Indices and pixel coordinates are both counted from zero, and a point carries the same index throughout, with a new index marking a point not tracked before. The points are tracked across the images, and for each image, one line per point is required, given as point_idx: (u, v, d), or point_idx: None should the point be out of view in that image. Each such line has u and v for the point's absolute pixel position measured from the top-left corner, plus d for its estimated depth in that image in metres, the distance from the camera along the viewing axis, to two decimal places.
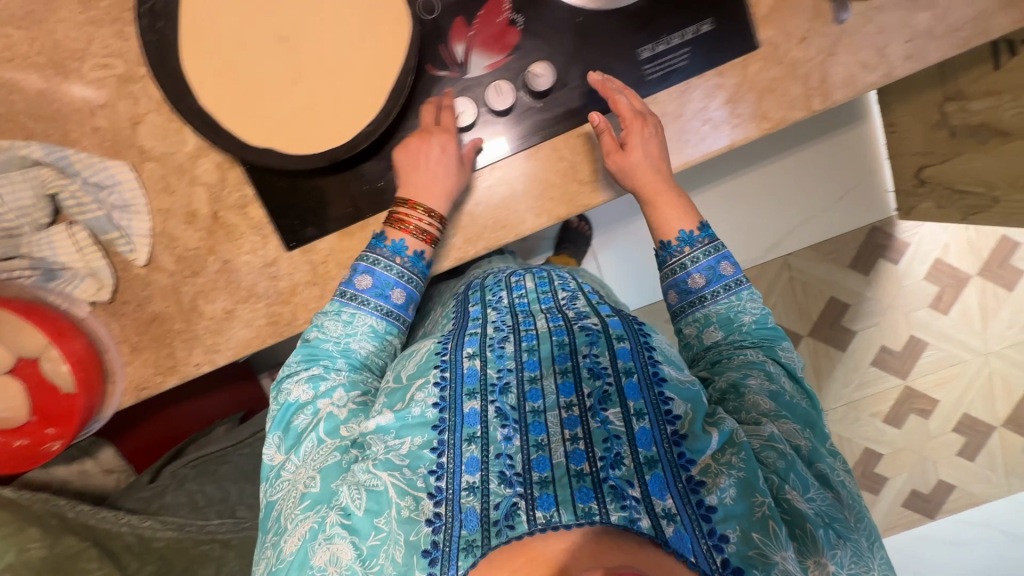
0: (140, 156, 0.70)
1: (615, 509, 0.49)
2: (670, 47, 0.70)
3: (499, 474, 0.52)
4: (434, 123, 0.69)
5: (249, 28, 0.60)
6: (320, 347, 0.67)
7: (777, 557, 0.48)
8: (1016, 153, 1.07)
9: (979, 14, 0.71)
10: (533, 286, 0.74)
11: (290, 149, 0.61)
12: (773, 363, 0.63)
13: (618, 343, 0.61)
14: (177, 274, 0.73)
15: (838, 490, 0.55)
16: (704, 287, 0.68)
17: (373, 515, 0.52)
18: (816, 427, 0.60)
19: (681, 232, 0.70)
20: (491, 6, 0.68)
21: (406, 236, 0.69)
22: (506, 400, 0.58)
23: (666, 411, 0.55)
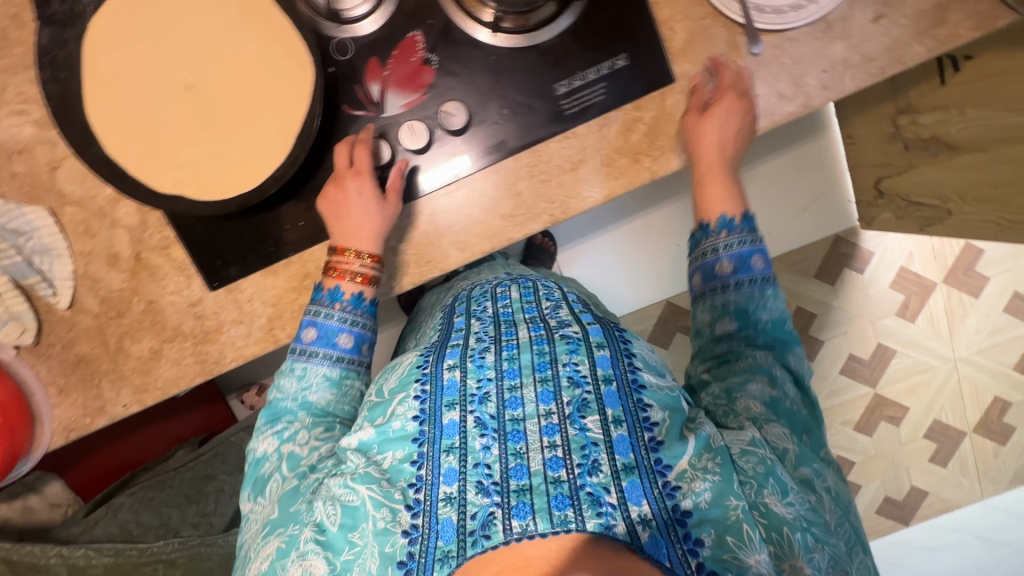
0: (60, 201, 0.70)
1: (591, 516, 0.50)
2: (585, 83, 0.70)
3: (477, 483, 0.52)
4: (348, 165, 0.69)
5: (153, 78, 0.61)
6: (279, 406, 0.68)
7: (751, 560, 0.49)
8: (971, 165, 1.08)
9: (894, 43, 0.72)
10: (519, 295, 0.71)
11: (200, 195, 0.61)
12: (779, 367, 0.65)
13: (598, 350, 0.60)
14: (102, 315, 0.73)
15: (821, 494, 0.57)
16: (731, 273, 0.68)
17: (348, 530, 0.53)
18: (811, 434, 0.63)
19: (720, 217, 0.70)
20: (405, 46, 0.68)
21: (340, 281, 0.69)
22: (485, 409, 0.57)
23: (644, 417, 0.56)
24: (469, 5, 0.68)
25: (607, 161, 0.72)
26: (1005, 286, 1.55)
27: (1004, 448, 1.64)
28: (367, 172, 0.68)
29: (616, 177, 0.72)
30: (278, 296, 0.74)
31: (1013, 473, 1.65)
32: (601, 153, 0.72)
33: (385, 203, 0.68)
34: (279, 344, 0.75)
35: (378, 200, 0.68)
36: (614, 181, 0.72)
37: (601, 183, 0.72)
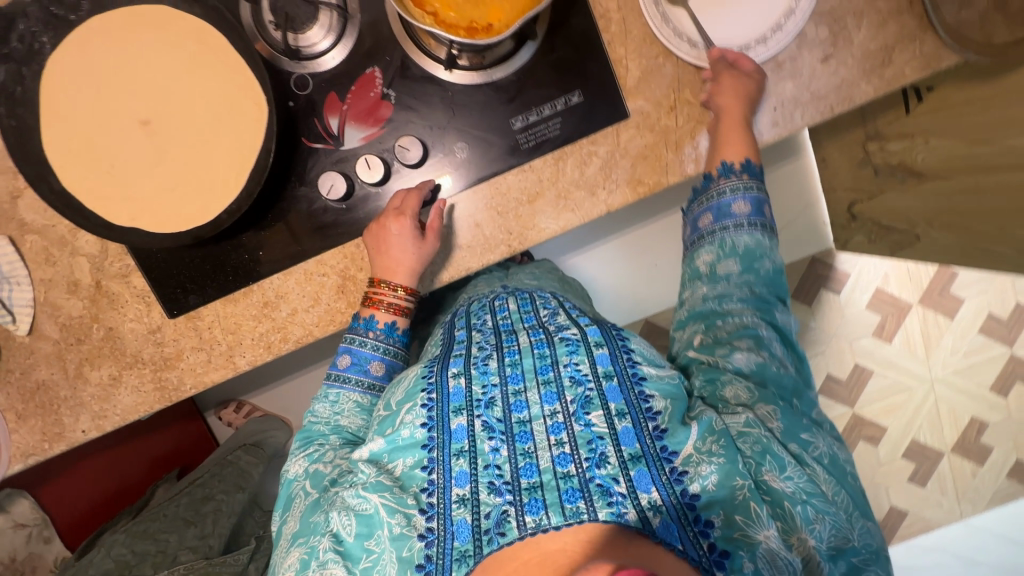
0: (20, 229, 0.71)
1: (603, 506, 0.49)
2: (541, 118, 0.72)
3: (488, 484, 0.52)
4: (396, 208, 0.70)
5: (110, 112, 0.63)
6: (312, 429, 0.68)
7: (760, 536, 0.49)
8: (934, 193, 1.08)
9: (843, 82, 0.74)
10: (515, 307, 0.69)
11: (156, 229, 0.62)
12: (767, 327, 0.63)
13: (597, 349, 0.59)
14: (61, 342, 0.74)
15: (815, 466, 0.55)
16: (746, 214, 0.67)
17: (365, 538, 0.52)
18: (801, 397, 0.61)
19: (745, 159, 0.69)
20: (363, 81, 0.70)
21: (375, 312, 0.72)
22: (492, 413, 0.56)
23: (646, 408, 0.54)
24: (424, 42, 0.68)
25: (564, 193, 0.73)
26: (980, 307, 1.56)
27: (981, 468, 1.64)
28: (409, 213, 0.69)
29: (573, 209, 0.74)
30: (238, 323, 0.75)
31: (990, 493, 1.65)
32: (558, 185, 0.73)
33: (424, 240, 0.70)
34: (239, 370, 0.76)
35: (416, 239, 0.69)
36: (571, 213, 0.74)
37: (558, 215, 0.74)
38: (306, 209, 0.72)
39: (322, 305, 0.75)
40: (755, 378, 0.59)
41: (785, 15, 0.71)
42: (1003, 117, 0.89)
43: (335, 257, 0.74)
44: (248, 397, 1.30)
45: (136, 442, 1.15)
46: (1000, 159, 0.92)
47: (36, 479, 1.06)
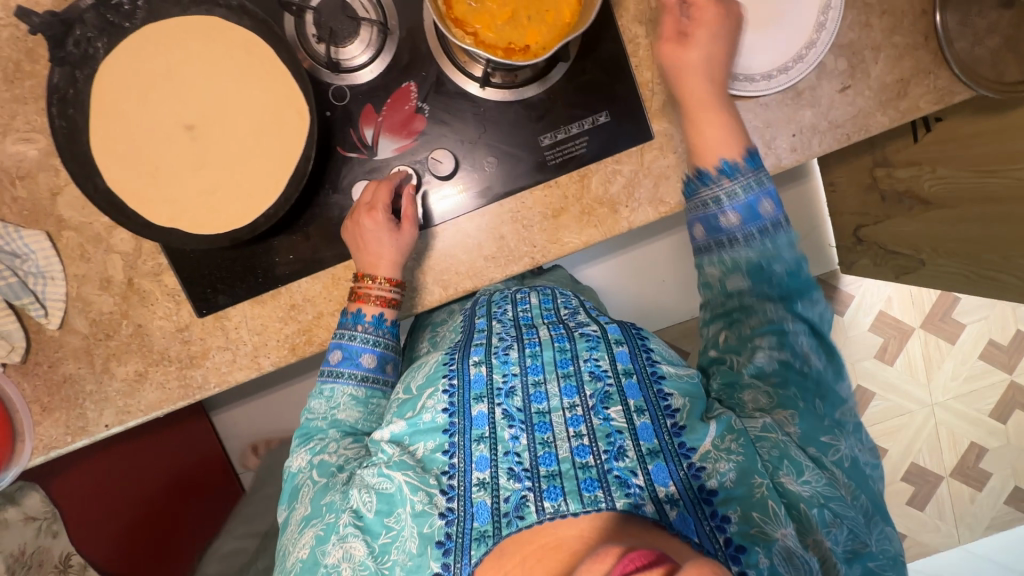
0: (58, 225, 0.73)
1: (620, 496, 0.51)
2: (569, 136, 0.75)
3: (508, 469, 0.53)
4: (369, 202, 0.71)
5: (156, 115, 0.65)
6: (310, 425, 0.70)
7: (777, 534, 0.49)
8: (941, 220, 1.11)
9: (860, 112, 0.77)
10: (537, 302, 0.73)
11: (195, 230, 0.64)
12: (793, 320, 0.62)
13: (618, 347, 0.61)
14: (90, 337, 0.75)
15: (833, 470, 0.56)
16: (738, 226, 0.64)
17: (384, 516, 0.54)
18: (827, 395, 0.60)
19: (720, 162, 0.66)
20: (399, 95, 0.72)
21: (362, 306, 0.72)
22: (513, 402, 0.57)
23: (665, 406, 0.56)
24: (460, 59, 0.71)
25: (587, 209, 0.76)
26: (981, 333, 1.59)
27: (979, 493, 1.65)
28: (382, 207, 0.70)
29: (595, 225, 0.76)
30: (264, 325, 0.76)
31: (988, 519, 1.66)
32: (582, 202, 0.76)
33: (401, 233, 0.71)
34: (262, 371, 0.77)
35: (391, 231, 0.70)
36: (593, 229, 0.76)
37: (581, 230, 0.76)
38: (336, 216, 0.74)
39: None
40: (776, 379, 0.60)
41: (807, 47, 0.74)
42: (1010, 151, 0.92)
43: None
44: (259, 396, 1.32)
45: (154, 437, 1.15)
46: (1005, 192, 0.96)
47: (48, 472, 1.00)
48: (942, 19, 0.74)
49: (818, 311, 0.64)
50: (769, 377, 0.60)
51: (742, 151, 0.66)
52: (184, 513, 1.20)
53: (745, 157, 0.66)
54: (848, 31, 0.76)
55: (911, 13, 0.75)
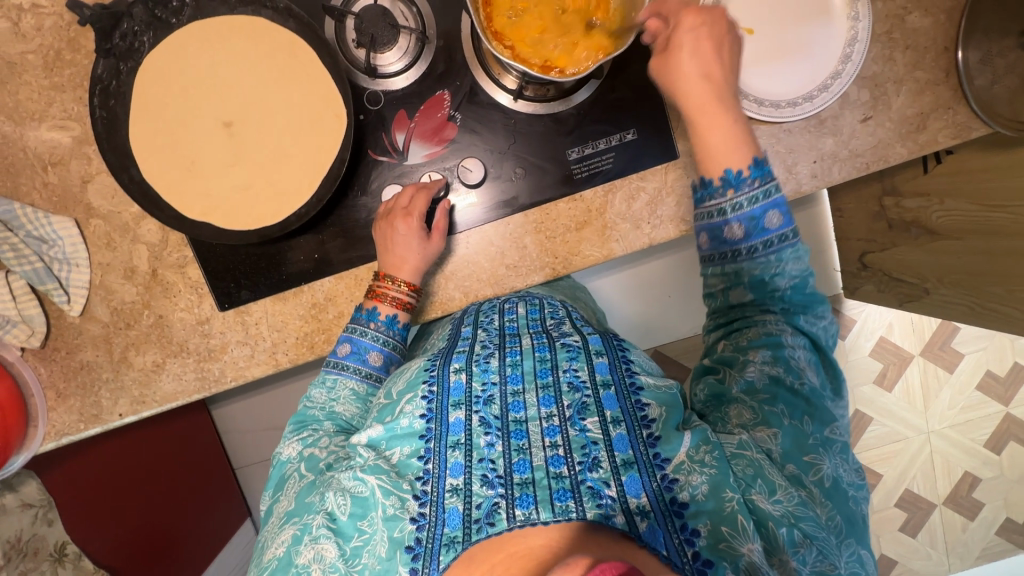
0: (87, 213, 0.73)
1: (591, 506, 0.51)
2: (596, 151, 0.76)
3: (481, 476, 0.54)
4: (405, 206, 0.72)
5: (193, 111, 0.66)
6: (307, 414, 0.70)
7: (744, 549, 0.49)
8: (948, 251, 1.13)
9: (880, 143, 0.79)
10: (524, 312, 0.74)
11: (227, 225, 0.65)
12: (792, 335, 0.61)
13: (598, 358, 0.61)
14: (111, 325, 0.75)
15: (811, 488, 0.53)
16: (743, 238, 0.62)
17: (358, 518, 0.54)
18: (817, 414, 0.57)
19: (726, 172, 0.62)
20: (432, 103, 0.73)
21: (377, 303, 0.72)
22: (490, 411, 0.58)
23: (641, 415, 0.56)
24: (493, 71, 0.72)
25: (610, 224, 0.77)
26: (979, 364, 1.61)
27: (971, 523, 1.66)
28: (418, 214, 0.70)
29: (616, 240, 0.77)
30: (284, 322, 0.77)
31: (978, 549, 1.67)
32: (605, 216, 0.77)
33: (430, 242, 0.72)
34: (279, 367, 0.78)
35: (421, 238, 0.71)
36: (615, 243, 0.77)
37: (602, 244, 0.77)
38: (363, 218, 0.75)
39: None
40: (764, 396, 0.57)
41: (831, 78, 0.75)
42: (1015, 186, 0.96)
43: None
44: (262, 391, 1.32)
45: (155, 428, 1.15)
46: (1009, 227, 0.98)
47: (51, 460, 0.95)
48: (964, 56, 0.76)
49: (818, 327, 0.63)
50: (757, 393, 0.57)
51: (747, 159, 0.63)
52: (180, 506, 1.19)
53: (753, 165, 0.63)
54: (872, 64, 0.77)
55: (934, 49, 0.77)
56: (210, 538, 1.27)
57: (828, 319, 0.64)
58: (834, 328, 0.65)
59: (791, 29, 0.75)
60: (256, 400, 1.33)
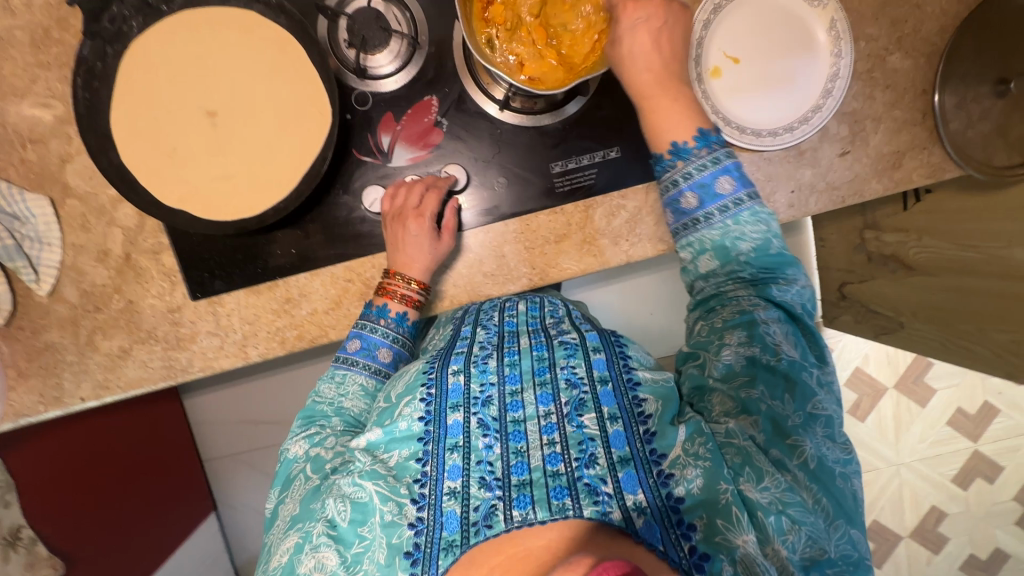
0: (63, 193, 0.72)
1: (588, 504, 0.51)
2: (580, 166, 0.77)
3: (479, 479, 0.54)
4: (413, 206, 0.71)
5: (178, 97, 0.66)
6: (315, 409, 0.69)
7: (739, 541, 0.49)
8: (923, 287, 1.15)
9: (856, 177, 0.81)
10: (524, 308, 0.78)
11: (204, 214, 0.65)
12: (764, 309, 0.61)
13: (595, 354, 0.63)
14: (79, 307, 0.74)
15: (796, 473, 0.54)
16: (698, 207, 0.65)
17: (358, 525, 0.53)
18: (797, 390, 0.57)
19: (671, 144, 0.67)
20: (420, 106, 0.74)
21: (387, 300, 0.73)
22: (488, 412, 0.58)
23: (639, 412, 0.57)
24: (483, 80, 0.73)
25: (589, 238, 0.78)
26: (950, 402, 1.61)
27: (936, 557, 1.67)
28: (429, 214, 0.71)
29: (594, 255, 0.78)
30: (256, 315, 0.76)
31: None
32: (585, 230, 0.78)
33: (440, 244, 0.73)
34: (249, 360, 0.78)
35: (432, 239, 0.72)
36: (592, 258, 0.78)
37: (580, 258, 0.78)
38: (344, 216, 0.75)
39: (343, 309, 0.77)
40: (742, 380, 0.58)
41: (812, 110, 0.77)
42: (993, 229, 0.98)
43: (364, 264, 0.77)
44: (237, 382, 1.30)
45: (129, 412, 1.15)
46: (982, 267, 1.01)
47: (23, 437, 0.94)
48: (941, 99, 0.78)
49: (791, 292, 0.63)
50: (736, 377, 0.58)
51: (693, 131, 0.67)
52: (144, 496, 1.16)
53: (697, 137, 0.66)
54: (853, 100, 0.79)
55: (912, 90, 0.79)
56: (173, 530, 1.23)
57: (802, 282, 0.65)
58: (811, 292, 0.65)
59: (776, 60, 0.76)
60: (230, 392, 1.31)
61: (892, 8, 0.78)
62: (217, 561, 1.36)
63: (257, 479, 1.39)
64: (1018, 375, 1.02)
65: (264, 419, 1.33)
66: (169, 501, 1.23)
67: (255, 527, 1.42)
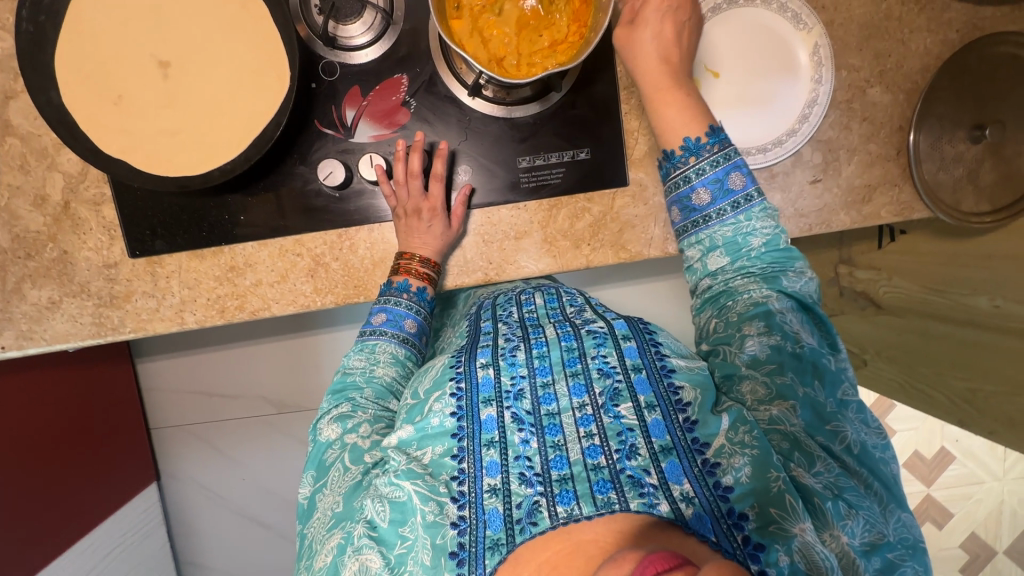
0: (3, 130, 0.69)
1: (634, 497, 0.48)
2: (547, 164, 0.75)
3: (519, 474, 0.51)
4: (423, 194, 0.72)
5: (130, 43, 0.63)
6: (347, 380, 0.68)
7: (796, 529, 0.46)
8: (889, 327, 1.15)
9: (825, 208, 0.80)
10: (542, 302, 0.74)
11: (145, 167, 0.62)
12: (778, 300, 0.60)
13: (626, 342, 0.60)
14: (8, 252, 0.71)
15: (844, 458, 0.53)
16: (709, 203, 0.65)
17: (399, 525, 0.50)
18: (825, 377, 0.56)
19: (684, 142, 0.67)
20: (389, 84, 0.72)
21: (407, 279, 0.73)
22: (522, 405, 0.55)
23: (676, 400, 0.54)
24: (457, 66, 0.71)
25: (550, 238, 0.77)
26: (908, 444, 1.52)
27: None
28: (437, 202, 0.72)
29: (553, 255, 0.77)
30: (197, 280, 0.74)
31: None
32: (547, 230, 0.77)
33: (451, 228, 0.74)
34: (185, 327, 0.75)
35: (443, 226, 0.73)
36: (550, 259, 0.77)
37: (538, 257, 0.77)
38: (299, 187, 0.73)
39: (289, 283, 0.75)
40: (771, 368, 0.56)
41: (787, 134, 0.77)
42: (959, 275, 0.97)
43: (315, 240, 0.74)
44: (193, 352, 1.26)
45: (81, 368, 1.08)
46: (951, 314, 1.00)
47: None
48: (915, 138, 0.78)
49: (801, 283, 0.63)
50: (763, 365, 0.56)
51: (705, 128, 0.67)
52: (86, 463, 1.06)
53: (708, 133, 0.67)
54: (830, 129, 0.79)
55: (888, 126, 0.79)
56: (112, 502, 1.13)
57: (809, 275, 0.64)
58: (817, 284, 0.65)
59: (756, 79, 0.75)
60: (187, 360, 1.27)
61: (876, 41, 0.77)
62: (153, 530, 1.27)
63: (202, 453, 1.32)
64: (971, 424, 1.02)
65: (215, 392, 1.29)
66: (109, 468, 1.14)
67: (195, 501, 1.35)
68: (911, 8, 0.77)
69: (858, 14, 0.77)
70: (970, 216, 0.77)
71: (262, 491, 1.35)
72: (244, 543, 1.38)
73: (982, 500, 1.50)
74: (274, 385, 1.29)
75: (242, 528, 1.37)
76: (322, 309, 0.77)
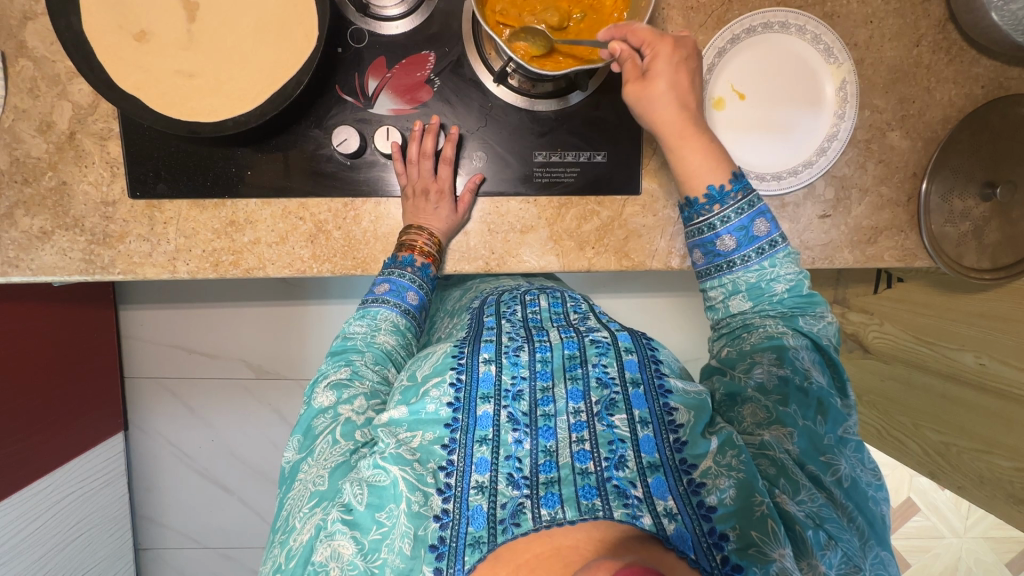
0: (17, 50, 0.67)
1: (618, 506, 0.47)
2: (563, 161, 0.75)
3: (507, 476, 0.50)
4: (433, 174, 0.72)
5: None
6: (347, 344, 0.66)
7: (775, 555, 0.45)
8: (873, 372, 1.16)
9: (830, 244, 0.81)
10: (546, 304, 0.71)
11: (157, 106, 0.61)
12: (793, 337, 0.58)
13: (627, 355, 0.58)
14: (4, 175, 0.69)
15: (831, 490, 0.51)
16: (734, 249, 0.62)
17: (376, 510, 0.49)
18: (828, 412, 0.54)
19: (708, 189, 0.63)
20: (415, 60, 0.71)
21: (412, 254, 0.72)
22: (519, 406, 0.54)
23: (669, 420, 0.52)
24: (486, 50, 0.71)
25: (554, 236, 0.76)
26: None
27: None
28: (443, 185, 0.72)
29: (554, 253, 0.77)
30: (195, 230, 0.73)
31: None
32: (553, 227, 0.76)
33: (457, 212, 0.74)
34: (176, 276, 0.74)
35: (449, 209, 0.73)
36: (553, 257, 0.77)
37: (540, 252, 0.77)
38: (310, 150, 0.72)
39: (287, 246, 0.74)
40: (777, 396, 0.54)
41: (803, 165, 0.77)
42: (950, 330, 0.97)
43: (319, 205, 0.73)
44: (177, 303, 1.23)
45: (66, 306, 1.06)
46: (937, 366, 1.00)
47: None
48: (927, 188, 0.78)
49: (820, 326, 0.60)
50: (769, 393, 0.54)
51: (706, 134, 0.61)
52: (59, 403, 1.05)
53: (731, 179, 0.63)
54: (846, 166, 0.79)
55: (903, 171, 0.80)
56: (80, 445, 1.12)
57: (828, 319, 0.61)
58: (836, 328, 0.62)
59: (778, 105, 0.75)
60: (171, 312, 1.24)
61: (903, 86, 0.78)
62: (114, 479, 1.24)
63: (174, 408, 1.30)
64: (941, 476, 1.03)
65: (194, 347, 1.27)
66: (79, 412, 1.12)
67: (161, 457, 1.33)
68: (941, 58, 0.77)
69: (889, 56, 0.77)
70: (971, 271, 0.78)
71: (229, 455, 1.33)
72: (208, 506, 1.36)
73: (940, 554, 1.49)
74: (255, 350, 1.28)
75: (206, 491, 1.35)
76: (317, 276, 0.76)
